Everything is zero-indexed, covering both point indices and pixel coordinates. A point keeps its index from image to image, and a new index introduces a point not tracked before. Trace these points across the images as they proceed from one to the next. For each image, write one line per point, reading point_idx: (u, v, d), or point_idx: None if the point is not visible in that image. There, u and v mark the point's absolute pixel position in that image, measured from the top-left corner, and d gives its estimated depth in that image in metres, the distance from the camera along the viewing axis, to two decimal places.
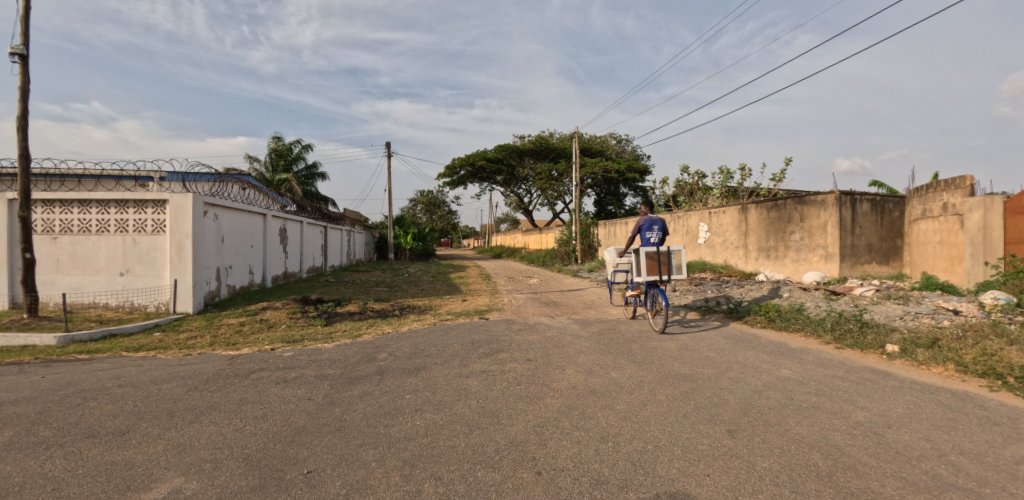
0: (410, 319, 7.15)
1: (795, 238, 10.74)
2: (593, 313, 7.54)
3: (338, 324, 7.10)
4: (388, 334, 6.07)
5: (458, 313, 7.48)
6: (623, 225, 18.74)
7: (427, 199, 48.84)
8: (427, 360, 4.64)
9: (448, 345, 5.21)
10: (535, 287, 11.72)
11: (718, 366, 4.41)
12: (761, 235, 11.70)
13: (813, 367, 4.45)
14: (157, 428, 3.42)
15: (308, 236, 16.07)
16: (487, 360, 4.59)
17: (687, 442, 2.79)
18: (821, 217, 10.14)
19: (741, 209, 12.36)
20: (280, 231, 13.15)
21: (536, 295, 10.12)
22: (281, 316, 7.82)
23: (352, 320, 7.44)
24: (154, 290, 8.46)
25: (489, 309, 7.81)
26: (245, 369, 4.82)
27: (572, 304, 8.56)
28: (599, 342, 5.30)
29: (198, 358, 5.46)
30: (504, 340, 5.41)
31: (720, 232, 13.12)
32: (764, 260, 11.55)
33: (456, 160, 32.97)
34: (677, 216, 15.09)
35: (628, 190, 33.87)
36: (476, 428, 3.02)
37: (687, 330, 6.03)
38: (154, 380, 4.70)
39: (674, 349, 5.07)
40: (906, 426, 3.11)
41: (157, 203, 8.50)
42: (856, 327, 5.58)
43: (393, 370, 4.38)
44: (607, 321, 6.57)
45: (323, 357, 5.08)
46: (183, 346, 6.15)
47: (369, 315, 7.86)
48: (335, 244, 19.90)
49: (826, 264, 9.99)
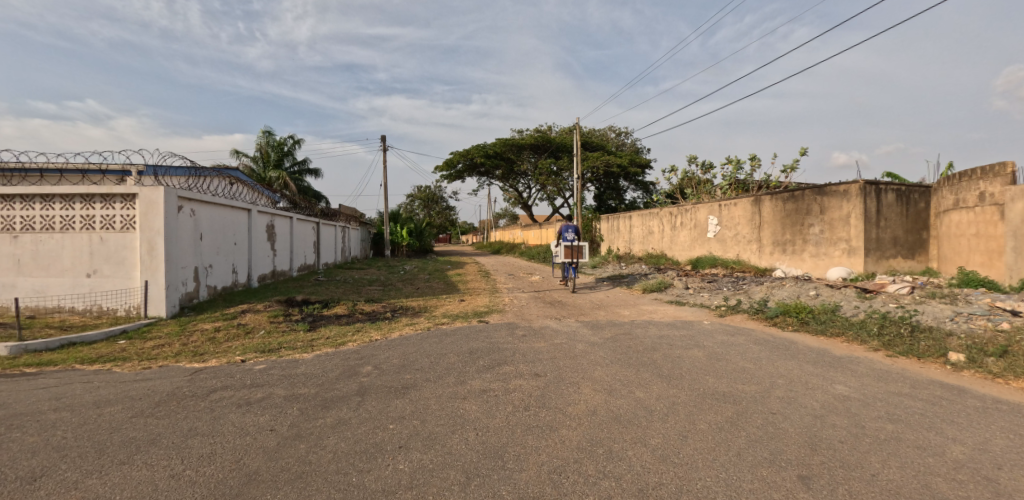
0: (401, 324, 6.42)
1: (814, 231, 10.04)
2: (603, 314, 6.88)
3: (322, 330, 6.40)
4: (376, 341, 5.38)
5: (454, 316, 6.77)
6: (626, 218, 18.07)
7: (423, 195, 47.89)
8: (417, 376, 3.96)
9: (443, 356, 4.53)
10: (538, 284, 11.03)
11: (761, 382, 3.76)
12: (775, 229, 11.02)
13: (870, 382, 3.82)
14: (77, 473, 2.73)
15: (299, 232, 15.35)
16: (488, 375, 3.91)
17: (752, 498, 2.13)
18: (843, 209, 9.47)
19: (754, 200, 11.67)
20: (267, 227, 12.43)
21: (539, 293, 9.44)
22: (262, 320, 7.14)
23: (339, 324, 6.74)
24: (123, 292, 7.76)
25: (489, 311, 7.09)
26: (205, 388, 4.13)
27: (578, 304, 7.87)
28: (616, 350, 4.63)
29: (156, 373, 4.76)
30: (507, 347, 4.77)
31: (732, 225, 12.44)
32: (780, 255, 10.86)
33: (454, 154, 32.24)
34: (684, 208, 14.40)
35: (629, 184, 33.22)
36: (475, 477, 2.34)
37: (712, 335, 5.36)
38: (97, 402, 4.01)
39: (702, 359, 4.41)
40: (1021, 467, 2.47)
41: (126, 197, 7.78)
42: (907, 332, 4.92)
43: (377, 390, 3.71)
44: (620, 325, 5.89)
45: (298, 372, 4.38)
46: (145, 358, 5.46)
47: (357, 319, 7.16)
48: (328, 241, 19.19)
49: (849, 258, 9.31)
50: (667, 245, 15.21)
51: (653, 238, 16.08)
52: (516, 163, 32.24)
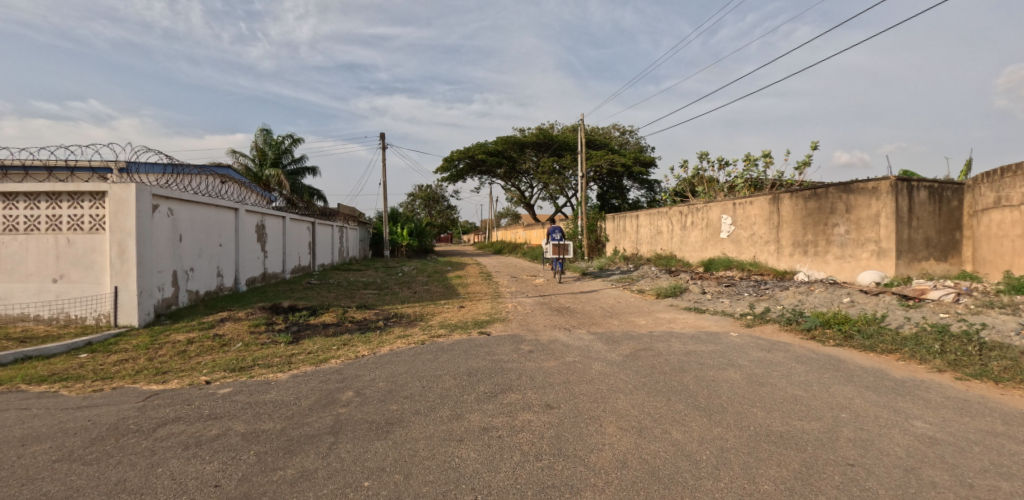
0: (392, 336, 5.73)
1: (839, 231, 9.34)
2: (617, 324, 6.23)
3: (305, 343, 5.74)
4: (362, 359, 4.70)
5: (452, 326, 6.09)
6: (634, 218, 17.38)
7: (424, 195, 47.26)
8: (406, 407, 3.30)
9: (437, 379, 3.87)
10: (542, 289, 10.38)
11: (821, 416, 3.12)
12: (796, 229, 10.32)
13: (951, 417, 3.18)
14: None
15: (292, 233, 14.69)
16: (490, 406, 3.25)
17: None
18: (872, 207, 8.78)
19: (773, 199, 10.96)
20: (257, 227, 11.77)
21: (544, 298, 8.79)
22: (241, 330, 6.49)
23: (324, 336, 6.07)
24: (92, 299, 7.13)
25: (491, 320, 6.43)
26: (155, 421, 3.48)
27: (588, 311, 7.20)
28: (639, 372, 3.97)
29: (106, 398, 4.12)
30: (513, 368, 4.10)
31: (747, 225, 11.75)
32: (801, 257, 10.16)
33: (454, 152, 31.59)
34: (696, 207, 13.73)
35: (632, 183, 32.56)
36: None
37: (746, 351, 4.68)
38: (24, 438, 3.36)
39: (741, 383, 3.76)
40: None
41: (95, 195, 7.15)
42: (974, 350, 4.26)
43: (355, 426, 3.05)
44: (638, 338, 5.23)
45: (266, 399, 3.73)
46: (102, 377, 4.83)
47: (346, 329, 6.50)
48: (324, 241, 18.54)
49: (879, 261, 8.62)
50: (677, 246, 14.54)
51: (662, 238, 15.41)
52: (518, 161, 31.58)
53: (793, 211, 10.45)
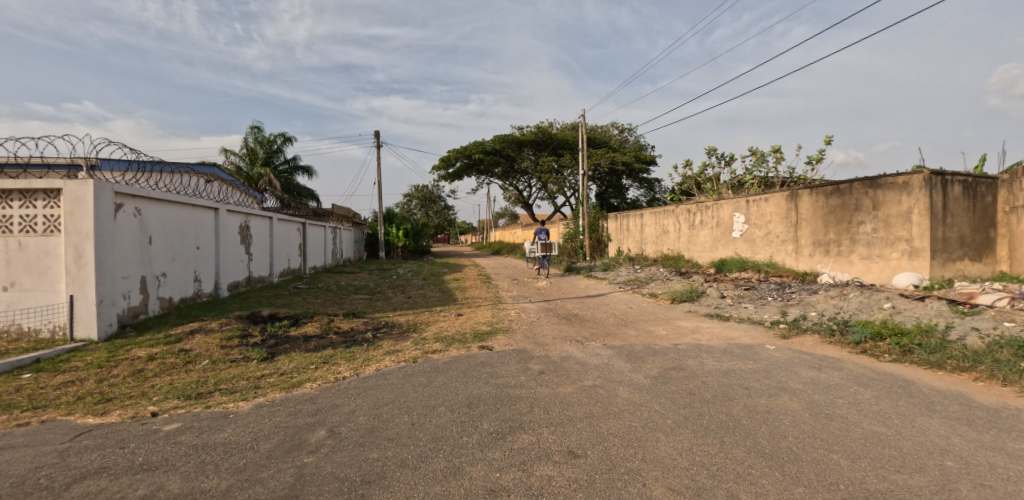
0: (380, 352, 4.98)
1: (865, 230, 8.66)
2: (635, 335, 5.54)
3: (280, 360, 5.01)
4: (342, 384, 3.98)
5: (449, 339, 5.38)
6: (638, 217, 16.70)
7: (422, 195, 46.34)
8: (389, 457, 2.58)
9: (429, 414, 3.15)
10: (546, 293, 9.71)
11: (924, 470, 2.43)
12: (816, 227, 9.63)
13: None
14: None
15: (281, 234, 13.94)
16: (496, 456, 2.54)
17: None
18: (902, 204, 8.11)
19: (790, 195, 10.28)
20: (241, 228, 11.01)
21: (549, 304, 8.11)
22: (211, 345, 5.76)
23: (304, 351, 5.34)
24: (47, 309, 6.38)
25: (493, 331, 5.69)
26: (74, 473, 2.76)
27: (600, 320, 6.49)
28: (676, 402, 3.26)
29: (29, 437, 3.39)
30: (523, 398, 3.37)
31: (762, 223, 11.06)
32: (822, 257, 9.47)
33: (450, 151, 30.86)
34: (705, 205, 13.05)
35: (632, 182, 31.97)
36: None
37: (794, 372, 3.97)
38: None
39: (805, 416, 3.06)
40: None
41: (49, 194, 6.40)
42: None
43: (321, 487, 2.33)
44: (663, 354, 4.51)
45: (219, 441, 3.02)
46: (36, 405, 4.09)
47: (330, 342, 5.77)
48: (315, 242, 17.78)
49: (911, 261, 7.95)
50: (685, 245, 13.87)
51: (668, 238, 14.75)
52: (516, 160, 30.90)
53: (811, 209, 9.77)
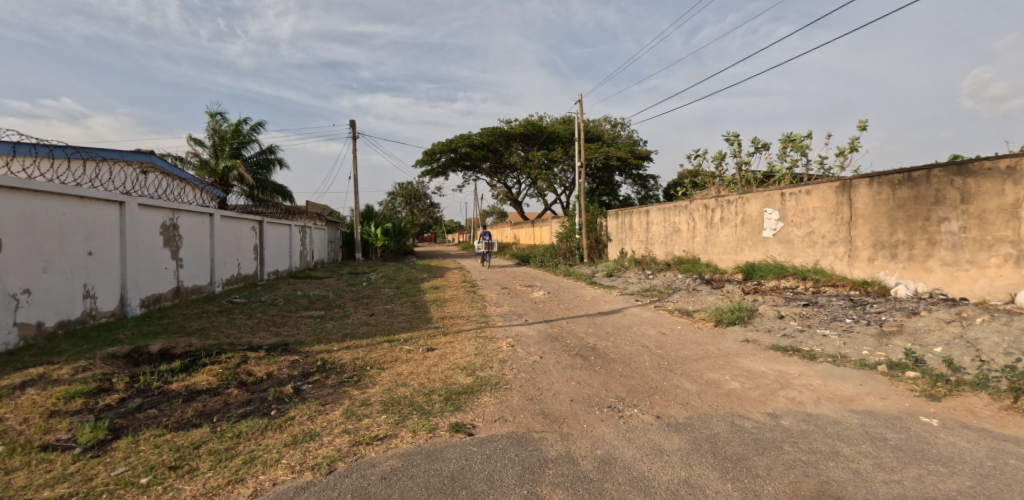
0: (281, 438, 2.92)
1: (949, 229, 6.83)
2: (695, 390, 3.59)
3: (111, 454, 2.95)
4: None
5: (402, 403, 3.37)
6: (642, 213, 14.89)
7: (406, 192, 43.97)
8: None
9: None
10: (545, 308, 7.76)
11: None
12: (878, 225, 7.79)
13: None
14: None
15: (227, 234, 11.69)
16: None
17: None
18: (1005, 195, 6.25)
19: (842, 187, 8.41)
20: (162, 228, 8.77)
21: (552, 327, 6.14)
22: (33, 413, 3.63)
23: (165, 428, 3.29)
24: None
25: (475, 388, 3.65)
26: None
27: (632, 359, 4.53)
28: None
29: None
30: None
31: (802, 221, 9.22)
32: (886, 262, 7.66)
33: (438, 145, 28.60)
34: (727, 200, 11.19)
35: (625, 179, 30.32)
36: None
37: None
38: None
39: None
40: None
41: None
42: None
43: None
44: (774, 453, 2.53)
45: None
46: None
47: (220, 403, 3.71)
48: (277, 244, 15.50)
49: (1018, 270, 6.12)
50: (701, 247, 12.05)
51: (680, 238, 12.95)
52: (504, 155, 28.81)
53: (872, 203, 7.89)
